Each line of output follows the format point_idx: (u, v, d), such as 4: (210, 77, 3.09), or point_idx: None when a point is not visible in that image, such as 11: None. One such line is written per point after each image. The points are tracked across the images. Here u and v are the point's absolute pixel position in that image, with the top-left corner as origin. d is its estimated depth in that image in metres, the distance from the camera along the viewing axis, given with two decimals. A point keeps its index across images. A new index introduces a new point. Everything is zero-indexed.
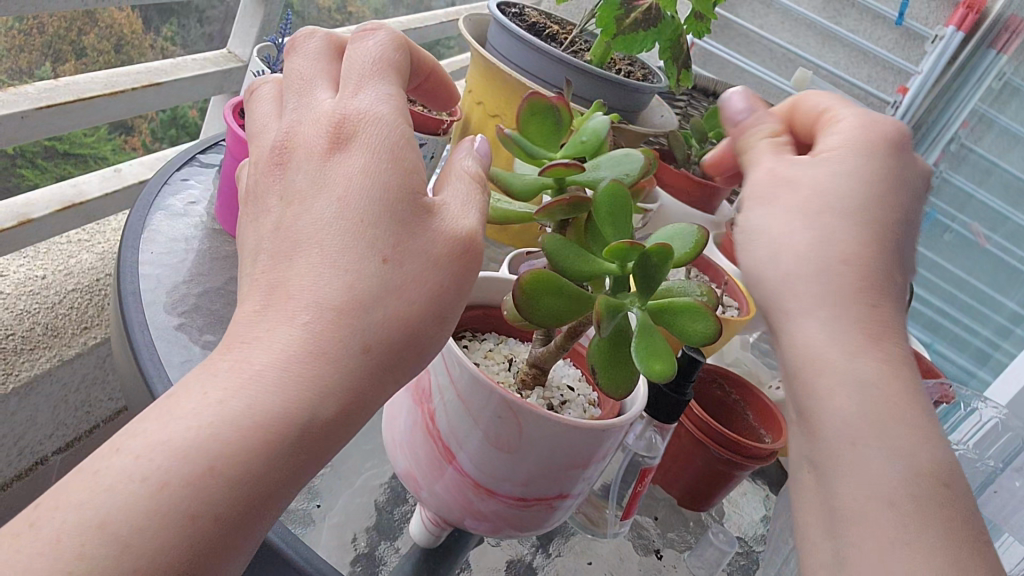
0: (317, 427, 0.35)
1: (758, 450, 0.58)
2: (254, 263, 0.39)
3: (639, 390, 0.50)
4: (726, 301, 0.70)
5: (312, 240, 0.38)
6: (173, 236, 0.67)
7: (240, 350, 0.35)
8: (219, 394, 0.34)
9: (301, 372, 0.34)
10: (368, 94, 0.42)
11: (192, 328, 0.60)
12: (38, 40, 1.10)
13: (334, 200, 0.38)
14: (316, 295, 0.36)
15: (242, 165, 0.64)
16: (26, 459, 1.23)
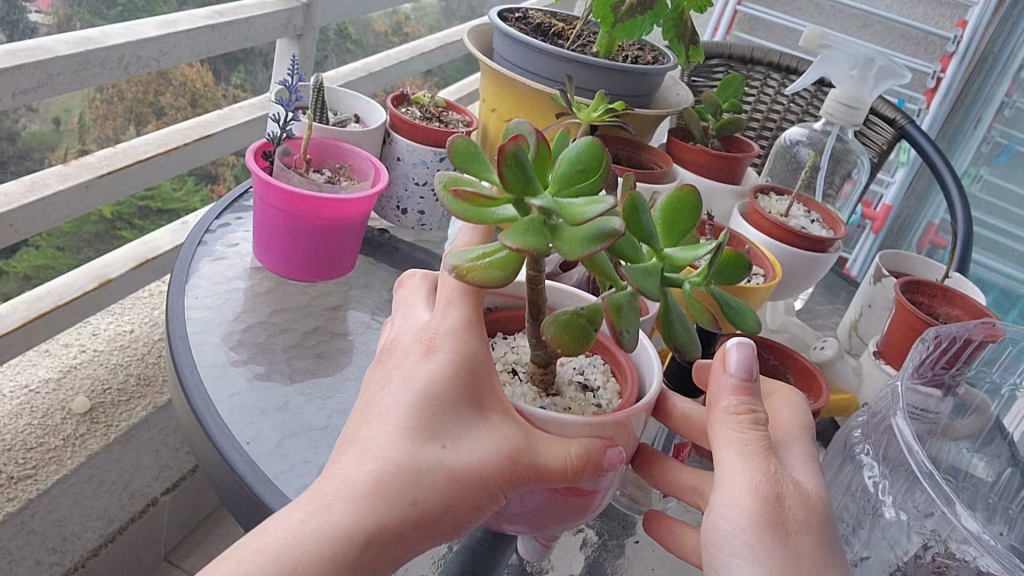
0: (364, 558, 0.40)
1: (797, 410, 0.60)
2: (383, 404, 0.45)
3: (653, 362, 0.52)
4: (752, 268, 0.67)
5: (380, 419, 0.44)
6: (217, 279, 0.72)
7: (312, 502, 0.41)
8: (301, 522, 0.40)
9: (359, 509, 0.40)
10: (451, 316, 0.47)
11: (241, 361, 0.64)
12: (120, 105, 1.18)
13: (413, 390, 0.44)
14: (385, 453, 0.42)
15: (270, 206, 0.68)
16: (137, 502, 1.30)
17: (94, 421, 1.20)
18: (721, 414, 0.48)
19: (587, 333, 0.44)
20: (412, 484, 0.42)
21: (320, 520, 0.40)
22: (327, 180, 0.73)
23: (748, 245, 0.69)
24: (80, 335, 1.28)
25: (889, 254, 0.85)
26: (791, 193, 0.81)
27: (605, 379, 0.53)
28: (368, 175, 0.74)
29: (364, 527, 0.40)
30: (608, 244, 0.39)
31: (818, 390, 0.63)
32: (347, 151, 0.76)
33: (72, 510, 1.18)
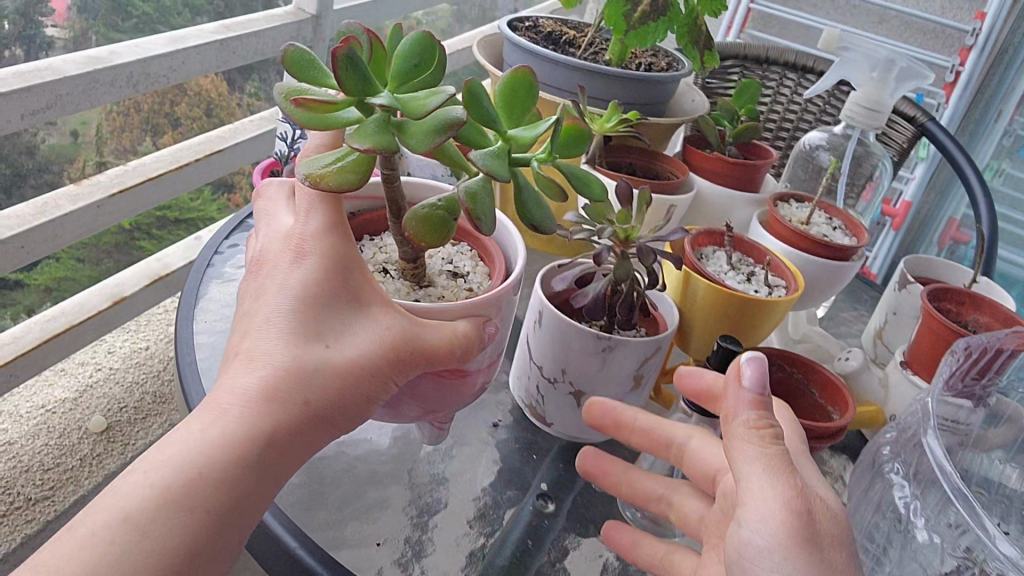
0: (273, 445, 0.42)
1: (825, 428, 0.58)
2: (254, 312, 0.47)
3: (518, 244, 0.58)
4: (774, 280, 0.65)
5: (263, 325, 0.45)
6: (226, 302, 0.70)
7: (208, 406, 0.42)
8: (202, 425, 0.41)
9: (255, 410, 0.42)
10: (311, 220, 0.49)
11: None
12: (137, 117, 1.14)
13: (290, 294, 0.46)
14: (273, 359, 0.44)
15: None
16: None
17: (110, 439, 1.19)
18: (744, 428, 0.44)
19: (446, 225, 0.47)
20: (302, 381, 0.43)
21: (219, 421, 0.41)
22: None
23: (769, 258, 0.67)
24: (95, 353, 1.26)
25: (914, 261, 0.82)
26: (812, 199, 0.78)
27: (473, 265, 0.59)
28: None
29: (260, 429, 0.41)
30: (452, 133, 0.42)
31: (845, 405, 0.60)
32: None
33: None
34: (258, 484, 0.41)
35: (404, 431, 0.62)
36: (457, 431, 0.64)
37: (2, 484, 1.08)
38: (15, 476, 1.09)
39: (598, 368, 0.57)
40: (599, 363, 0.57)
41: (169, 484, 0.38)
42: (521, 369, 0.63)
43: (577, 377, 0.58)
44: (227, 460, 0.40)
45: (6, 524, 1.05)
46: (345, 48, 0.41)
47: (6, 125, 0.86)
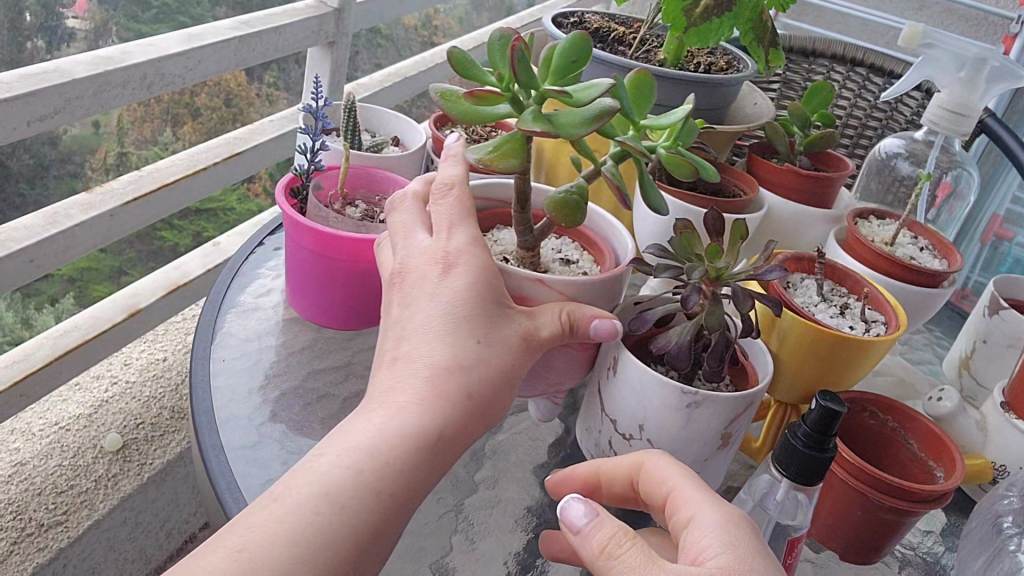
0: (446, 436, 0.44)
1: (931, 493, 0.51)
2: (405, 314, 0.48)
3: (623, 234, 0.58)
4: (866, 314, 0.58)
5: (417, 330, 0.47)
6: (247, 336, 0.63)
7: (381, 397, 0.45)
8: (381, 418, 0.43)
9: (431, 404, 0.44)
10: (459, 237, 0.50)
11: (273, 439, 0.55)
12: (156, 107, 1.06)
13: (443, 300, 0.47)
14: (434, 357, 0.46)
15: (303, 248, 0.60)
16: (176, 540, 1.17)
17: (127, 459, 1.08)
18: (620, 551, 0.39)
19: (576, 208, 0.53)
20: (457, 380, 0.45)
21: (389, 416, 0.44)
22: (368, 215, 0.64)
23: (861, 289, 0.59)
24: (110, 367, 1.15)
25: (1004, 280, 0.74)
26: (897, 217, 0.70)
27: (581, 253, 0.60)
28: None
29: (429, 426, 0.44)
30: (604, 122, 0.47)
31: (951, 463, 0.53)
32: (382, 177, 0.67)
33: (107, 555, 1.07)
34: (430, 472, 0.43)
35: (446, 487, 0.55)
36: (505, 486, 0.56)
37: (11, 510, 0.98)
38: (27, 500, 0.98)
39: (682, 426, 0.51)
40: (682, 421, 0.50)
41: (355, 462, 0.41)
42: (590, 420, 0.57)
43: (656, 434, 0.52)
44: (400, 450, 0.42)
45: (15, 554, 0.95)
46: (519, 48, 0.46)
47: (9, 132, 0.77)
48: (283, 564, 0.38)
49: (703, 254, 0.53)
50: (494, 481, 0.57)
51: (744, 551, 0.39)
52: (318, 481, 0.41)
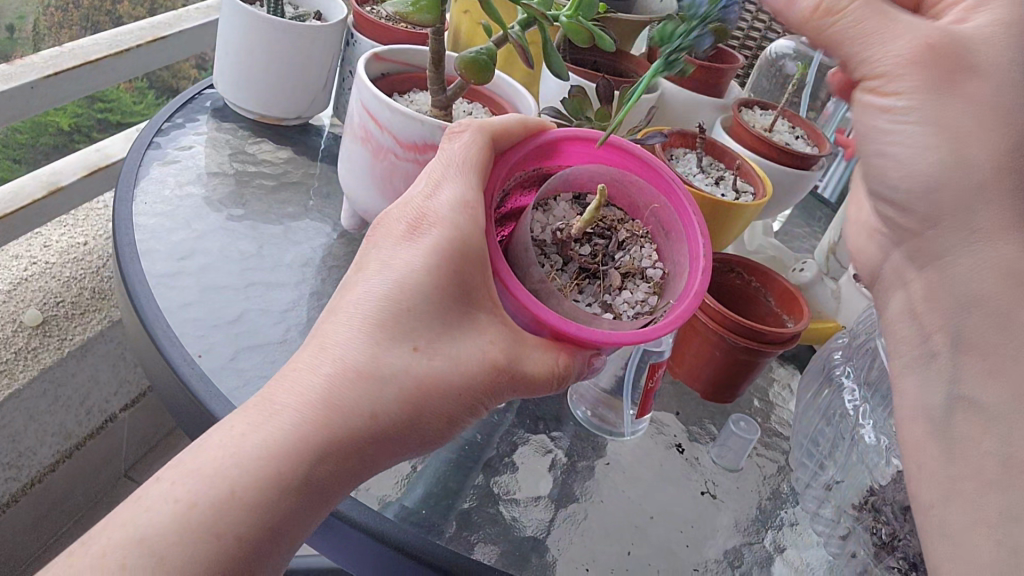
0: (421, 335, 0.41)
1: (778, 335, 0.58)
2: (387, 235, 0.44)
3: (527, 101, 0.63)
4: (740, 184, 0.65)
5: (435, 227, 0.43)
6: (169, 184, 0.67)
7: (340, 313, 0.42)
8: (350, 328, 0.41)
9: (400, 304, 0.41)
10: (461, 140, 0.47)
11: (193, 272, 0.59)
12: (76, 13, 0.97)
13: (458, 191, 0.44)
14: (376, 281, 0.42)
15: (518, 162, 0.50)
16: (95, 418, 1.14)
17: (46, 334, 1.03)
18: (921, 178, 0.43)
19: (485, 68, 0.57)
20: (413, 277, 0.41)
21: (349, 325, 0.41)
22: (593, 254, 0.51)
23: (737, 163, 0.66)
24: (29, 247, 1.07)
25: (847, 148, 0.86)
26: (775, 108, 0.78)
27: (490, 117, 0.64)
28: (680, 263, 0.49)
29: (374, 356, 0.40)
30: None
31: (800, 313, 0.61)
32: (669, 195, 0.50)
33: (28, 430, 1.02)
34: (438, 398, 0.41)
35: None
36: None
37: None
38: None
39: None
40: None
41: (314, 385, 0.39)
42: None
43: None
44: (347, 380, 0.39)
45: None
46: None
47: None
48: (242, 483, 0.36)
49: (592, 117, 0.59)
50: None
51: None
52: (264, 403, 0.39)
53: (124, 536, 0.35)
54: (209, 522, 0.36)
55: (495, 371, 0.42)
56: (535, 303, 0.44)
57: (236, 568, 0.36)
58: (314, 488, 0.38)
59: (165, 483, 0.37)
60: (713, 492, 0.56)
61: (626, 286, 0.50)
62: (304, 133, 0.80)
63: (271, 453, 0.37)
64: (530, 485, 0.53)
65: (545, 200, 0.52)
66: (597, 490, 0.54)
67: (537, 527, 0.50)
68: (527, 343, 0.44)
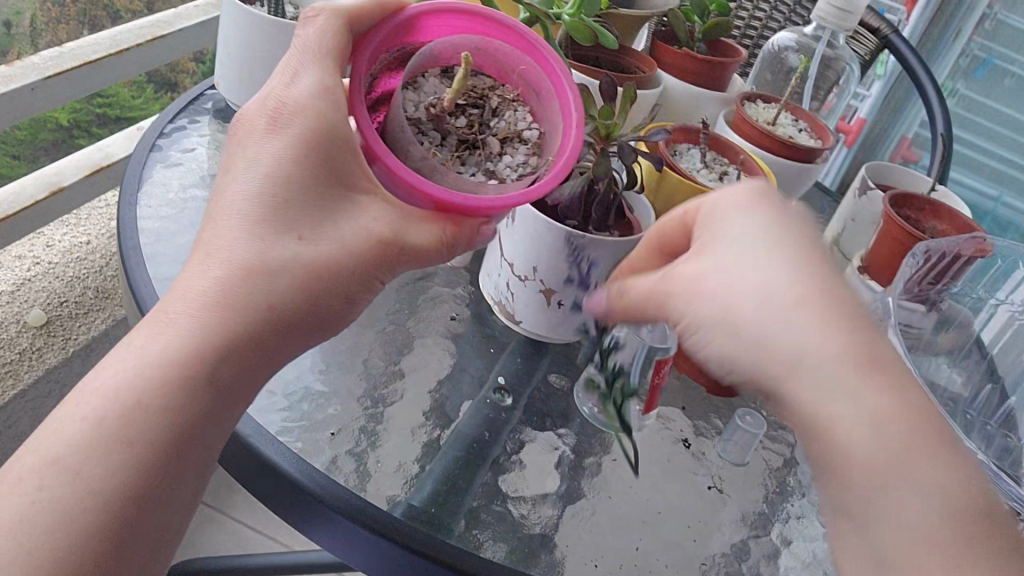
0: (305, 228, 0.42)
1: None
2: (252, 135, 0.44)
3: None
4: (745, 180, 0.65)
5: (295, 117, 0.43)
6: (173, 188, 0.67)
7: (220, 221, 0.43)
8: (234, 229, 0.42)
9: (275, 200, 0.42)
10: (315, 27, 0.47)
11: (198, 275, 0.59)
12: (73, 7, 0.96)
13: (319, 84, 0.45)
14: (248, 183, 0.43)
15: (384, 44, 0.50)
16: None
17: (51, 335, 1.03)
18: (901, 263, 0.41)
19: None
20: (283, 173, 0.42)
21: (233, 232, 0.42)
22: (469, 126, 0.53)
23: (741, 158, 0.66)
24: (31, 247, 1.04)
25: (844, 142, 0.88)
26: (779, 101, 0.78)
27: None
28: (553, 120, 0.52)
29: (255, 253, 0.41)
30: None
31: None
32: (536, 56, 0.52)
33: None
34: (328, 289, 0.42)
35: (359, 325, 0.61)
36: (412, 327, 0.62)
37: None
38: None
39: (571, 269, 0.57)
40: (571, 263, 0.57)
41: (196, 289, 0.40)
42: (491, 268, 0.63)
43: (547, 276, 0.58)
44: (229, 277, 0.40)
45: None
46: None
47: None
48: (141, 391, 0.38)
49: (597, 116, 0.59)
50: (404, 323, 0.62)
51: None
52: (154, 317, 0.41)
53: (40, 460, 0.37)
54: (132, 434, 0.37)
55: (381, 246, 0.44)
56: (422, 180, 0.46)
57: (152, 473, 0.37)
58: (220, 384, 0.40)
59: (74, 411, 0.38)
60: (720, 487, 0.56)
61: (506, 150, 0.52)
62: None
63: (171, 357, 0.39)
64: (537, 482, 0.53)
65: (414, 78, 0.52)
66: (603, 486, 0.54)
67: (545, 525, 0.51)
68: (411, 218, 0.46)
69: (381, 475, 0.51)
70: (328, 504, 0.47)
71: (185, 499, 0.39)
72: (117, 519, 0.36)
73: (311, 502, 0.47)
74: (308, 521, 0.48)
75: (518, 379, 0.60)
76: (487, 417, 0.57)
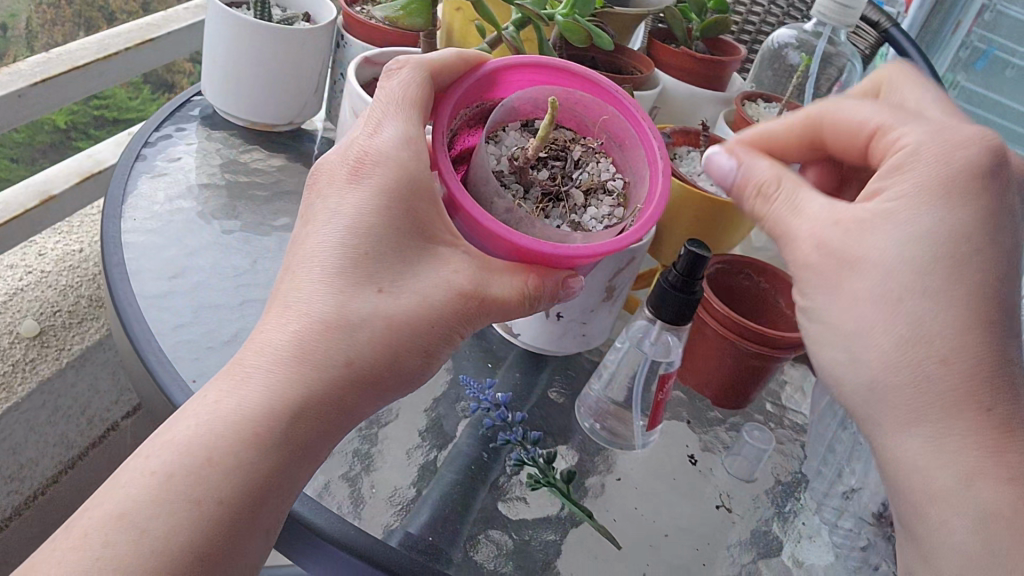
0: (383, 278, 0.42)
1: (790, 340, 0.56)
2: (331, 181, 0.45)
3: None
4: None
5: (377, 167, 0.44)
6: (159, 199, 0.65)
7: (299, 270, 0.43)
8: (315, 281, 0.42)
9: (354, 250, 0.42)
10: (400, 76, 0.47)
11: (185, 290, 0.57)
12: (67, 10, 0.97)
13: (402, 135, 0.45)
14: (330, 233, 0.43)
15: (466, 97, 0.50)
16: (97, 426, 1.11)
17: (43, 346, 1.01)
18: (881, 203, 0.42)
19: None
20: (366, 223, 0.42)
21: (312, 282, 0.42)
22: (553, 178, 0.52)
23: None
24: (24, 255, 1.03)
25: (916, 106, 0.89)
26: (780, 100, 0.76)
27: None
28: (638, 170, 0.51)
29: (335, 306, 0.41)
30: None
31: None
32: (617, 105, 0.51)
33: (28, 442, 1.01)
34: (407, 342, 0.42)
35: None
36: None
37: None
38: None
39: None
40: None
41: (275, 342, 0.40)
42: None
43: None
44: (308, 331, 0.40)
45: None
46: None
47: None
48: (216, 445, 0.38)
49: None
50: None
51: (963, 180, 0.40)
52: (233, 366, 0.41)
53: (104, 513, 0.36)
54: (201, 493, 0.37)
55: (463, 297, 0.43)
56: (510, 231, 0.45)
57: (224, 529, 0.37)
58: (295, 442, 0.39)
59: (142, 459, 0.38)
60: (729, 505, 0.54)
61: (590, 202, 0.51)
62: (299, 139, 0.78)
63: (247, 414, 0.38)
64: (539, 505, 0.51)
65: (493, 132, 0.52)
66: (607, 507, 0.52)
67: (547, 549, 0.49)
68: (494, 268, 0.45)
69: (376, 501, 0.49)
70: (319, 534, 0.45)
71: (252, 554, 0.38)
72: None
73: (302, 531, 0.45)
74: (300, 551, 0.46)
75: (518, 396, 0.58)
76: (485, 436, 0.55)
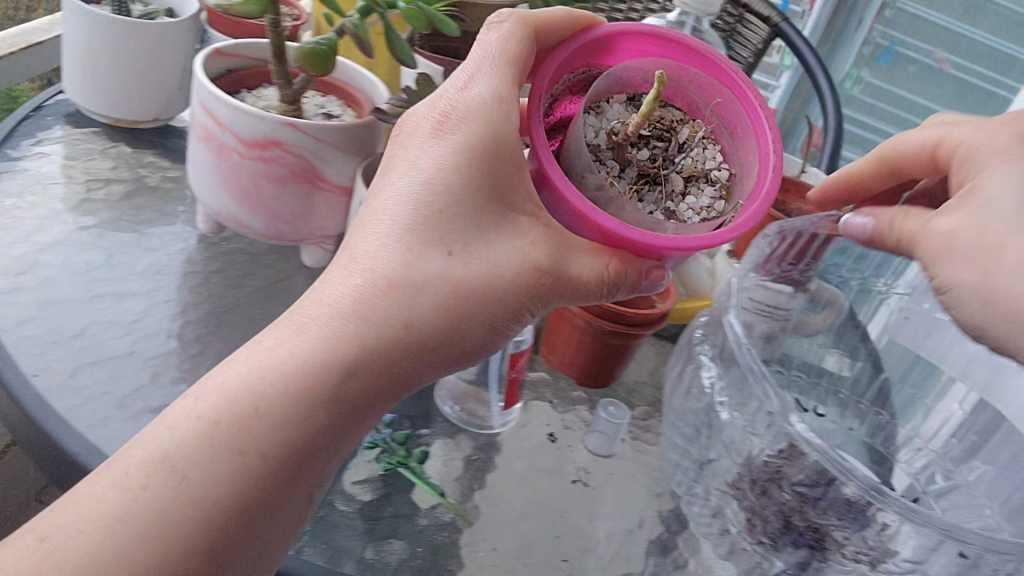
0: (454, 236, 0.42)
1: (643, 317, 0.57)
2: (412, 134, 0.45)
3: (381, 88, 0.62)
4: None
5: (462, 122, 0.43)
6: (13, 196, 0.64)
7: (368, 224, 0.43)
8: (382, 237, 0.42)
9: (425, 207, 0.42)
10: (495, 34, 0.46)
11: (32, 286, 0.56)
12: None
13: (492, 93, 0.44)
14: (404, 187, 0.43)
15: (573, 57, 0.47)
16: None
17: None
18: None
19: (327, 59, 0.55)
20: (442, 178, 0.42)
21: (378, 237, 0.42)
22: (653, 159, 0.48)
23: None
24: None
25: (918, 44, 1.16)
26: None
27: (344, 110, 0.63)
28: (750, 160, 0.48)
29: (398, 265, 0.41)
30: None
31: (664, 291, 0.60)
32: (734, 89, 0.48)
33: None
34: (466, 309, 0.42)
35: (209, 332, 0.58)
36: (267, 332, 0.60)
37: None
38: None
39: None
40: None
41: (339, 301, 0.40)
42: None
43: None
44: (364, 291, 0.40)
45: None
46: None
47: None
48: (262, 401, 0.38)
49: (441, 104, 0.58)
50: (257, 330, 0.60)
51: None
52: (306, 318, 0.40)
53: (147, 454, 0.37)
54: (240, 449, 0.37)
55: (540, 269, 0.43)
56: (591, 212, 0.42)
57: (265, 481, 0.37)
58: (344, 402, 0.39)
59: (190, 403, 0.38)
60: (585, 479, 0.56)
61: (690, 190, 0.48)
62: (166, 136, 0.77)
63: (297, 371, 0.39)
64: (394, 487, 0.51)
65: (596, 104, 0.49)
66: (463, 485, 0.53)
67: (397, 527, 0.49)
68: (574, 245, 0.44)
69: None
70: None
71: (289, 514, 0.39)
72: (208, 531, 0.36)
73: None
74: None
75: None
76: None
